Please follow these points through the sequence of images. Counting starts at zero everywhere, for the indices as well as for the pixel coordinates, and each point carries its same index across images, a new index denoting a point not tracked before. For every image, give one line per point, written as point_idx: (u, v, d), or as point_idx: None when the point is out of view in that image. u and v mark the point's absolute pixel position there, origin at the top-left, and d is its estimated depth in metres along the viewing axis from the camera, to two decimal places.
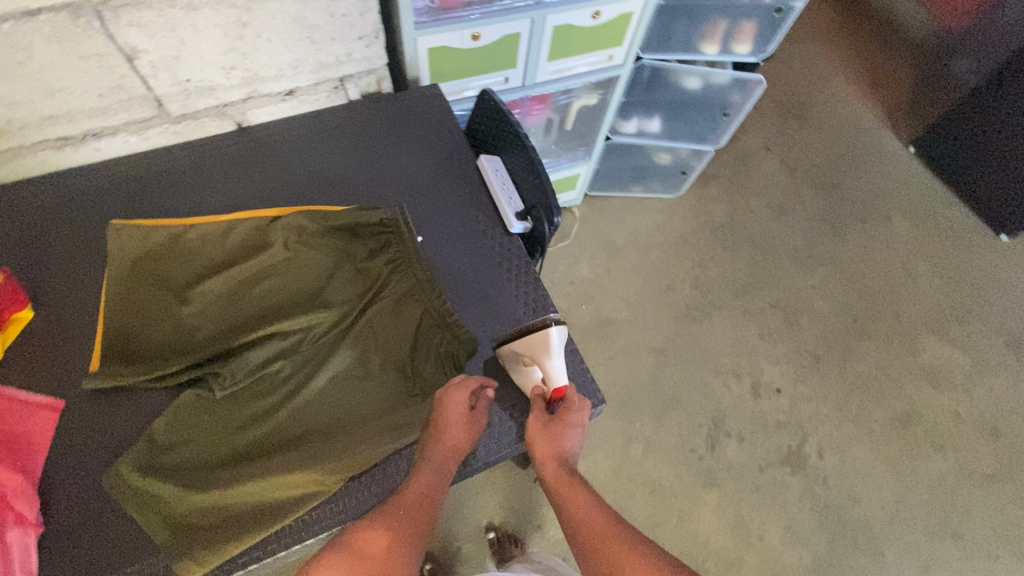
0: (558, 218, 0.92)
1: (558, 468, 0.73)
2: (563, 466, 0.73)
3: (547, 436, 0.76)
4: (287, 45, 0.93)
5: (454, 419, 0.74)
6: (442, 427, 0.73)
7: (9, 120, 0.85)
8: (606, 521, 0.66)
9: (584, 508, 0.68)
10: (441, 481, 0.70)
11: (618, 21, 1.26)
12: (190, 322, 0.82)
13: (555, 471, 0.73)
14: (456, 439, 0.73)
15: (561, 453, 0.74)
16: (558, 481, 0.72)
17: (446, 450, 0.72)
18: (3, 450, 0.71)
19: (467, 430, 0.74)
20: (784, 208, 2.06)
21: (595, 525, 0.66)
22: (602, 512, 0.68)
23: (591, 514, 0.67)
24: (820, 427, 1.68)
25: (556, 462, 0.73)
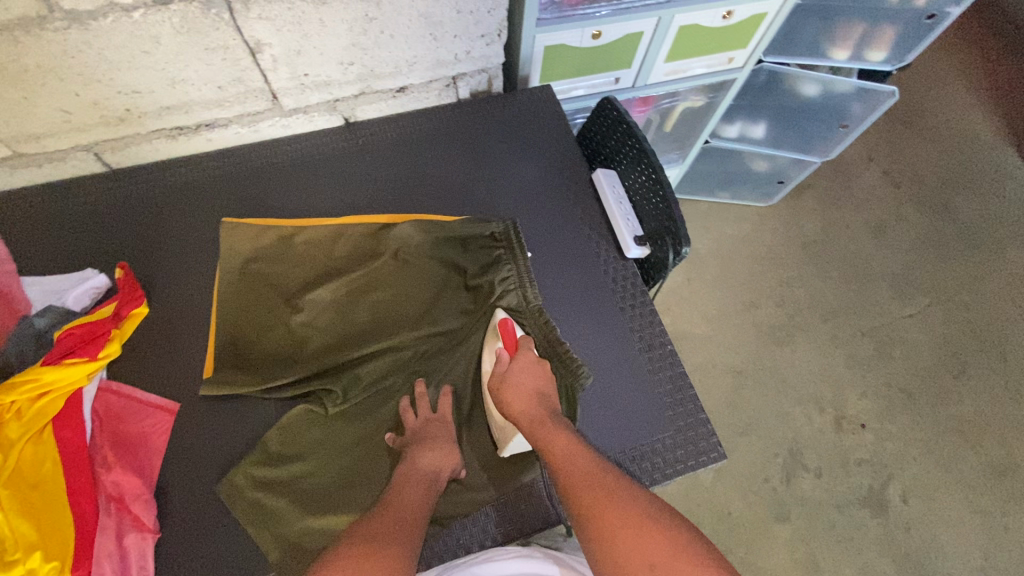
0: (686, 249, 0.83)
1: (535, 414, 0.71)
2: (540, 412, 0.72)
3: (512, 384, 0.75)
4: (409, 42, 0.88)
5: (429, 430, 0.75)
6: (417, 437, 0.74)
7: (128, 109, 0.83)
8: (587, 460, 0.66)
9: (567, 450, 0.67)
10: (431, 486, 0.69)
11: (750, 21, 1.14)
12: (301, 331, 0.81)
13: (533, 418, 0.71)
14: (436, 446, 0.73)
15: (537, 398, 0.73)
16: (535, 428, 0.70)
17: (431, 458, 0.71)
18: (122, 451, 0.72)
19: (446, 439, 0.74)
20: (884, 226, 1.87)
21: (578, 465, 0.65)
22: (583, 451, 0.67)
23: (575, 454, 0.66)
24: (906, 469, 1.54)
25: (532, 408, 0.72)
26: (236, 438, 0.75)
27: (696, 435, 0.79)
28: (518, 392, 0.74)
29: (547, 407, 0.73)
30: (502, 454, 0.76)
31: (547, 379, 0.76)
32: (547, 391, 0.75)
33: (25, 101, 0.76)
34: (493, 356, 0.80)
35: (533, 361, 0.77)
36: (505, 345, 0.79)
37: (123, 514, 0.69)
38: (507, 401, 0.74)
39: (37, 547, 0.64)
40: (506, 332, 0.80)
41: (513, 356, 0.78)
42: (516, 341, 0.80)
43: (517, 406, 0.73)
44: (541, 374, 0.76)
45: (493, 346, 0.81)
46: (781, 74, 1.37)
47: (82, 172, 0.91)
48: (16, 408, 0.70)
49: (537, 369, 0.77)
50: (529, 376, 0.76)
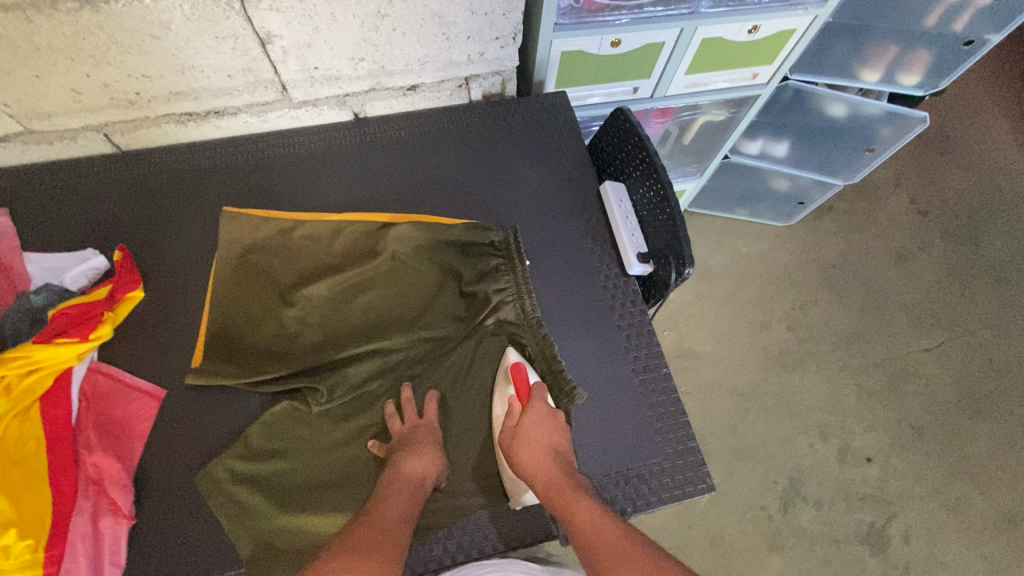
0: (690, 270, 0.80)
1: (552, 476, 0.68)
2: (557, 475, 0.68)
3: (525, 441, 0.71)
4: (421, 41, 0.87)
5: (415, 436, 0.73)
6: (403, 444, 0.73)
7: (138, 93, 0.83)
8: (608, 527, 0.63)
9: (589, 520, 0.64)
10: (414, 497, 0.68)
11: (777, 37, 1.10)
12: (293, 326, 0.81)
13: (550, 482, 0.68)
14: (421, 453, 0.72)
15: (552, 454, 0.70)
16: (552, 493, 0.67)
17: (416, 466, 0.71)
18: (105, 434, 0.72)
19: (432, 446, 0.73)
20: (906, 255, 1.81)
21: (603, 537, 0.62)
22: (604, 517, 0.64)
23: (598, 525, 0.63)
24: (910, 508, 1.49)
25: (549, 470, 0.68)
26: (219, 429, 0.75)
27: (685, 464, 0.77)
28: (531, 450, 0.70)
29: (564, 467, 0.70)
30: (515, 505, 0.73)
31: (561, 433, 0.73)
32: (562, 447, 0.72)
33: (37, 79, 0.77)
34: (505, 402, 0.78)
35: (545, 413, 0.74)
36: (517, 395, 0.77)
37: (102, 497, 0.69)
38: (521, 461, 0.70)
39: (14, 523, 0.65)
40: (517, 378, 0.77)
41: (524, 408, 0.75)
42: (527, 389, 0.77)
43: (532, 467, 0.69)
44: (554, 427, 0.73)
45: (505, 392, 0.78)
46: (808, 93, 1.32)
47: (91, 152, 0.92)
48: (5, 383, 0.71)
49: (550, 422, 0.73)
50: (543, 430, 0.72)
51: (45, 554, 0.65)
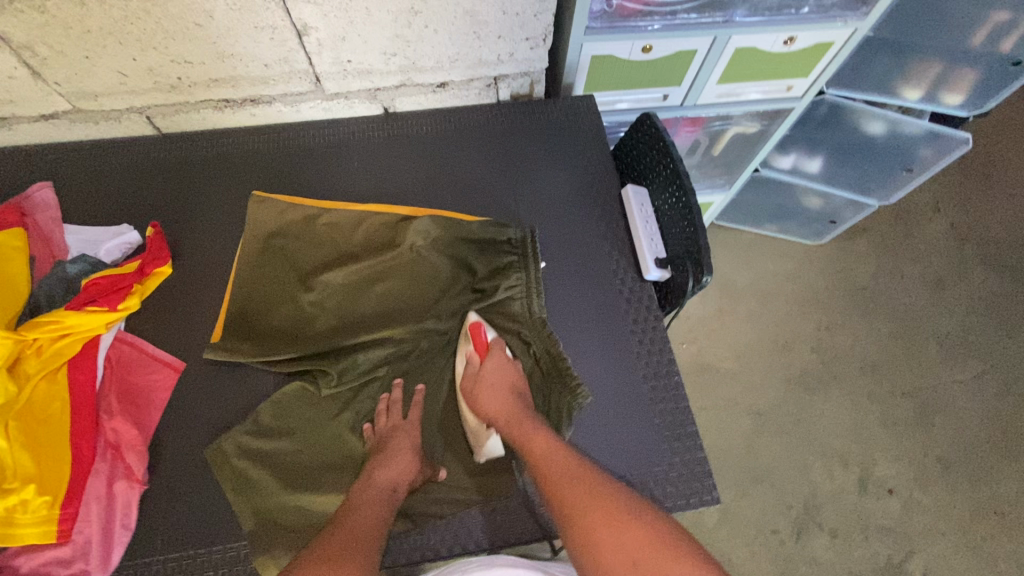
0: (707, 279, 0.79)
1: (510, 410, 0.73)
2: (515, 410, 0.73)
3: (485, 384, 0.76)
4: (452, 39, 0.88)
5: (392, 440, 0.74)
6: (378, 449, 0.73)
7: (180, 78, 0.87)
8: (564, 454, 0.67)
9: (544, 448, 0.68)
10: (387, 503, 0.68)
11: (814, 50, 1.08)
12: (309, 310, 0.82)
13: (510, 416, 0.73)
14: (394, 459, 0.72)
15: (513, 397, 0.75)
16: (513, 427, 0.72)
17: (390, 471, 0.70)
18: (126, 401, 0.75)
19: (408, 449, 0.73)
20: (943, 283, 1.73)
21: (557, 461, 0.67)
22: (561, 447, 0.68)
23: (551, 452, 0.68)
24: (931, 545, 1.42)
25: (508, 406, 0.73)
26: (232, 404, 0.77)
27: (691, 474, 0.75)
28: (492, 392, 0.75)
29: (522, 403, 0.74)
30: (480, 458, 0.76)
31: (518, 376, 0.77)
32: (520, 389, 0.76)
33: (87, 60, 0.81)
34: (464, 359, 0.80)
35: (504, 361, 0.79)
36: (476, 348, 0.80)
37: (117, 461, 0.72)
38: (480, 402, 0.75)
39: (33, 480, 0.68)
40: (477, 334, 0.80)
41: (483, 358, 0.79)
42: (486, 343, 0.80)
43: (492, 406, 0.74)
44: (511, 372, 0.78)
45: (465, 349, 0.81)
46: (845, 108, 1.29)
47: (133, 133, 0.96)
48: (36, 346, 0.74)
49: (508, 368, 0.78)
50: (500, 373, 0.77)
51: (60, 512, 0.68)
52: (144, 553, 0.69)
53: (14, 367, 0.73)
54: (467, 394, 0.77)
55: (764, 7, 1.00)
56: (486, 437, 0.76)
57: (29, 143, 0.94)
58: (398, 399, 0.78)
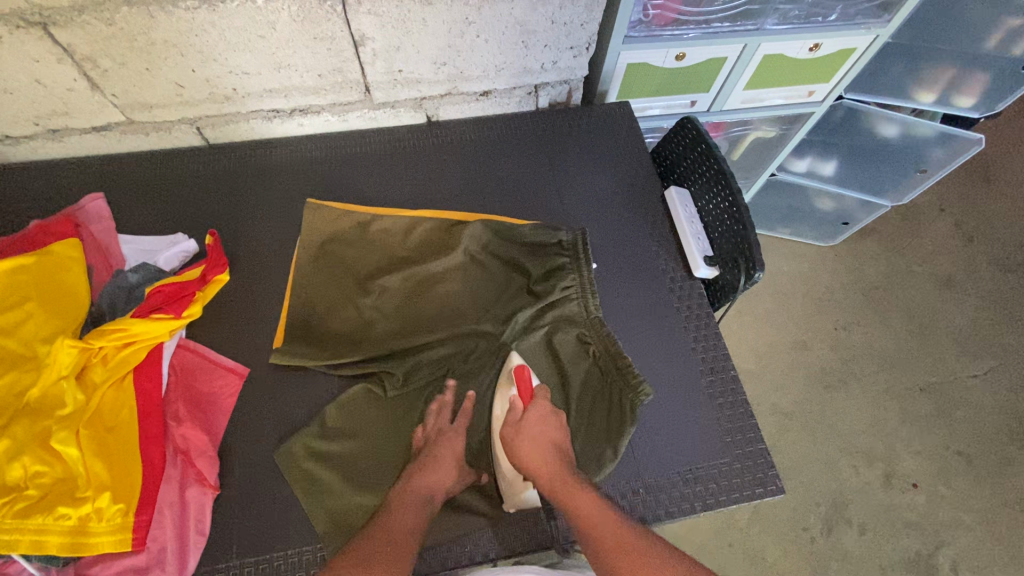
0: (759, 275, 0.79)
1: (554, 471, 0.69)
2: (557, 470, 0.69)
3: (527, 437, 0.72)
4: (500, 48, 0.91)
5: (439, 445, 0.74)
6: (423, 450, 0.73)
7: (235, 89, 0.89)
8: (614, 529, 0.64)
9: (592, 515, 0.65)
10: (423, 510, 0.68)
11: (837, 55, 1.12)
12: (368, 314, 0.84)
13: (552, 476, 0.69)
14: (436, 466, 0.72)
15: (556, 452, 0.71)
16: (557, 488, 0.68)
17: (430, 478, 0.71)
18: (194, 408, 0.76)
19: (453, 457, 0.73)
20: (951, 280, 1.74)
21: (608, 530, 0.64)
22: (609, 516, 0.65)
23: (603, 521, 0.65)
24: (958, 538, 1.41)
25: (549, 466, 0.69)
26: (302, 408, 0.78)
27: (754, 464, 0.77)
28: (532, 445, 0.71)
29: (564, 460, 0.71)
30: (509, 506, 0.73)
31: (562, 429, 0.73)
32: (563, 443, 0.72)
33: (146, 72, 0.83)
34: (505, 403, 0.78)
35: (547, 410, 0.75)
36: (519, 393, 0.77)
37: (187, 466, 0.72)
38: (522, 458, 0.71)
39: (107, 488, 0.68)
40: (522, 380, 0.77)
41: (527, 405, 0.75)
42: (529, 390, 0.77)
43: (534, 462, 0.70)
44: (554, 425, 0.73)
45: (507, 394, 0.78)
46: (860, 112, 1.34)
47: (182, 144, 0.97)
48: (102, 354, 0.75)
49: (552, 420, 0.74)
50: (545, 427, 0.73)
51: (134, 520, 0.68)
52: (219, 558, 0.69)
53: (80, 376, 0.74)
54: (507, 443, 0.73)
55: (793, 15, 1.04)
56: (522, 489, 0.73)
57: (82, 156, 0.95)
58: (451, 403, 0.78)
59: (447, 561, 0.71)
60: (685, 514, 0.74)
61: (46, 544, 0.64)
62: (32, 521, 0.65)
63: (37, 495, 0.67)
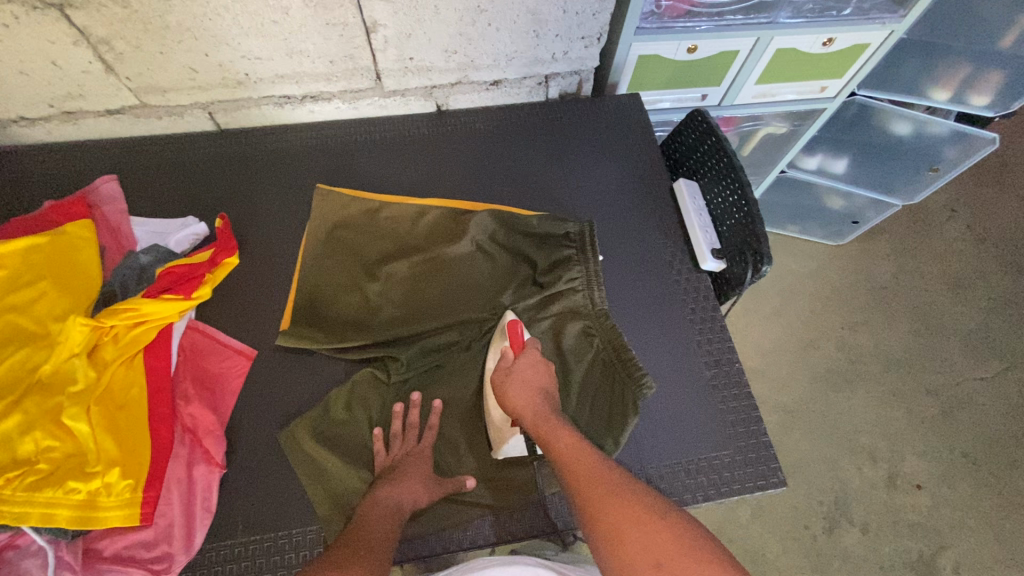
0: (767, 268, 0.79)
1: (538, 409, 0.69)
2: (542, 408, 0.69)
3: (516, 377, 0.73)
4: (512, 37, 0.91)
5: (405, 463, 0.72)
6: (388, 471, 0.72)
7: (247, 74, 0.89)
8: (588, 458, 0.62)
9: (569, 443, 0.64)
10: (394, 520, 0.66)
11: (850, 51, 1.11)
12: (375, 300, 0.85)
13: (536, 414, 0.69)
14: (403, 480, 0.70)
15: (541, 395, 0.71)
16: (539, 423, 0.68)
17: (398, 490, 0.69)
18: (202, 387, 0.77)
19: (419, 474, 0.72)
20: (961, 282, 1.73)
21: (580, 459, 0.62)
22: (585, 447, 0.64)
23: (577, 449, 0.63)
24: (961, 540, 1.40)
25: (536, 403, 0.70)
26: (308, 391, 0.79)
27: (757, 457, 0.77)
28: (518, 387, 0.72)
29: (550, 404, 0.71)
30: (497, 454, 0.75)
31: (551, 378, 0.74)
32: (551, 390, 0.73)
33: (161, 55, 0.84)
34: (498, 354, 0.79)
35: (537, 359, 0.76)
36: (511, 344, 0.78)
37: (195, 446, 0.74)
38: (510, 396, 0.71)
39: (117, 463, 0.69)
40: (513, 331, 0.79)
41: (518, 354, 0.76)
42: (521, 341, 0.78)
43: (520, 401, 0.70)
44: (544, 372, 0.74)
45: (499, 346, 0.80)
46: (873, 109, 1.33)
47: (194, 129, 0.98)
48: (114, 333, 0.76)
49: (542, 367, 0.75)
50: (534, 372, 0.74)
51: (143, 495, 0.69)
52: (225, 536, 0.70)
53: (92, 354, 0.75)
54: (496, 384, 0.74)
55: (807, 9, 1.04)
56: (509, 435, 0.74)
57: (96, 138, 0.96)
58: (417, 421, 0.77)
59: (447, 545, 0.72)
60: (685, 504, 0.74)
61: (56, 517, 0.66)
62: (43, 494, 0.66)
63: (47, 469, 0.68)
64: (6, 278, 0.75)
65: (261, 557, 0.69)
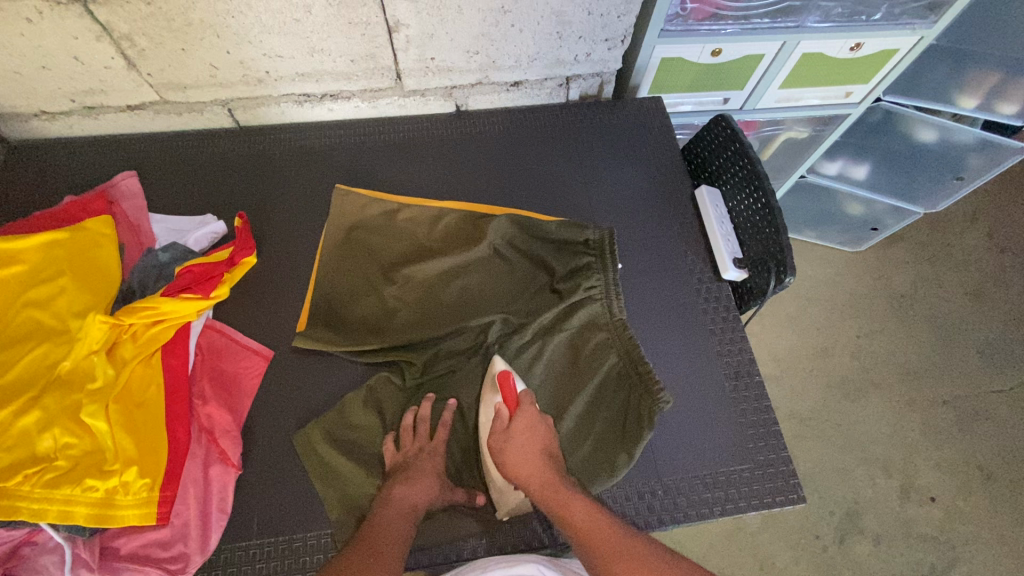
0: (790, 280, 0.77)
1: (545, 480, 0.68)
2: (549, 477, 0.68)
3: (514, 449, 0.70)
4: (535, 38, 0.90)
5: (418, 462, 0.72)
6: (400, 470, 0.71)
7: (268, 72, 0.89)
8: (611, 536, 0.63)
9: (586, 520, 0.64)
10: (405, 524, 0.67)
11: (878, 56, 1.09)
12: (391, 303, 0.84)
13: (544, 484, 0.68)
14: (414, 480, 0.70)
15: (545, 459, 0.70)
16: (548, 496, 0.67)
17: (409, 492, 0.69)
18: (219, 387, 0.78)
19: (433, 473, 0.72)
20: (981, 292, 1.70)
21: (603, 537, 0.63)
22: (604, 519, 0.64)
23: (596, 526, 0.64)
24: (975, 555, 1.38)
25: (542, 472, 0.68)
26: (325, 393, 0.79)
27: (777, 471, 0.76)
28: (522, 457, 0.69)
29: (557, 467, 0.70)
30: (502, 514, 0.73)
31: (551, 436, 0.72)
32: (552, 449, 0.71)
33: (182, 52, 0.83)
34: (491, 410, 0.76)
35: (534, 417, 0.73)
36: (505, 401, 0.75)
37: (212, 445, 0.74)
38: (513, 469, 0.69)
39: (134, 462, 0.69)
40: (505, 387, 0.75)
41: (513, 413, 0.73)
42: (515, 397, 0.75)
43: (526, 472, 0.69)
44: (543, 432, 0.72)
45: (491, 401, 0.76)
46: (897, 115, 1.30)
47: (213, 125, 0.98)
48: (132, 331, 0.76)
49: (540, 428, 0.72)
50: (533, 436, 0.71)
51: (159, 495, 0.69)
52: (241, 536, 0.70)
53: (110, 352, 0.75)
54: (494, 453, 0.72)
55: (835, 14, 1.01)
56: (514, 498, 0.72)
57: (116, 133, 0.96)
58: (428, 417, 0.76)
59: (462, 552, 0.72)
60: (702, 517, 0.73)
61: (73, 514, 0.66)
62: (61, 492, 0.66)
63: (66, 466, 0.68)
64: (26, 273, 0.75)
65: (276, 559, 0.69)
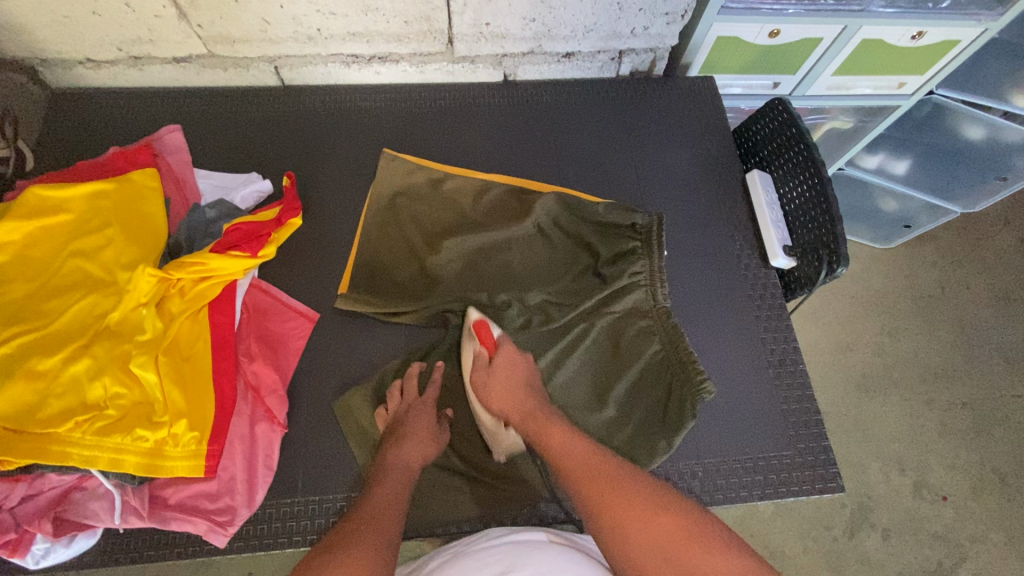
0: (842, 270, 0.76)
1: (525, 409, 0.69)
2: (530, 407, 0.69)
3: (497, 383, 0.72)
4: (594, 8, 0.88)
5: (408, 418, 0.73)
6: (392, 430, 0.72)
7: (319, 29, 0.87)
8: (587, 456, 0.62)
9: (564, 439, 0.64)
10: (403, 482, 0.66)
11: (938, 47, 1.06)
12: (432, 272, 0.84)
13: (524, 414, 0.69)
14: (406, 438, 0.70)
15: (525, 392, 0.71)
16: (529, 423, 0.68)
17: (402, 452, 0.69)
18: (265, 347, 0.78)
19: (424, 429, 0.72)
20: (1008, 296, 1.68)
21: (580, 456, 0.62)
22: (580, 442, 0.64)
23: (574, 446, 0.63)
24: (984, 554, 1.39)
25: (523, 403, 0.70)
26: (369, 359, 0.80)
27: (816, 460, 0.76)
28: (506, 390, 0.71)
29: (538, 399, 0.71)
30: (498, 454, 0.75)
31: (533, 371, 0.74)
32: (533, 383, 0.73)
33: (236, 5, 0.82)
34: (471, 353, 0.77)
35: (514, 353, 0.75)
36: (484, 344, 0.76)
37: (258, 403, 0.75)
38: (496, 402, 0.71)
39: (183, 415, 0.69)
40: (481, 331, 0.77)
41: (493, 353, 0.75)
42: (493, 339, 0.76)
43: (507, 404, 0.71)
44: (523, 368, 0.74)
45: (470, 346, 0.77)
46: (947, 108, 1.28)
47: (259, 82, 0.96)
48: (180, 287, 0.76)
49: (521, 363, 0.74)
50: (513, 369, 0.73)
51: (208, 448, 0.69)
52: (285, 493, 0.72)
53: (158, 305, 0.74)
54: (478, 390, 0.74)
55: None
56: (505, 435, 0.74)
57: (160, 85, 0.95)
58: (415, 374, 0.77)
59: (501, 519, 0.73)
60: (741, 500, 0.74)
61: (123, 462, 0.66)
62: (111, 440, 0.66)
63: (116, 415, 0.68)
64: (73, 222, 0.74)
65: (319, 517, 0.71)
